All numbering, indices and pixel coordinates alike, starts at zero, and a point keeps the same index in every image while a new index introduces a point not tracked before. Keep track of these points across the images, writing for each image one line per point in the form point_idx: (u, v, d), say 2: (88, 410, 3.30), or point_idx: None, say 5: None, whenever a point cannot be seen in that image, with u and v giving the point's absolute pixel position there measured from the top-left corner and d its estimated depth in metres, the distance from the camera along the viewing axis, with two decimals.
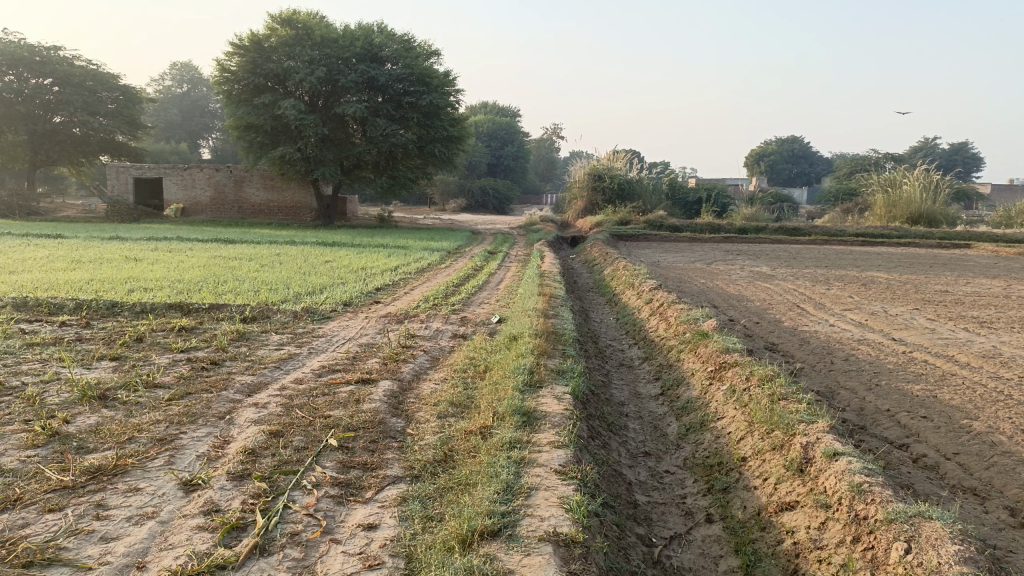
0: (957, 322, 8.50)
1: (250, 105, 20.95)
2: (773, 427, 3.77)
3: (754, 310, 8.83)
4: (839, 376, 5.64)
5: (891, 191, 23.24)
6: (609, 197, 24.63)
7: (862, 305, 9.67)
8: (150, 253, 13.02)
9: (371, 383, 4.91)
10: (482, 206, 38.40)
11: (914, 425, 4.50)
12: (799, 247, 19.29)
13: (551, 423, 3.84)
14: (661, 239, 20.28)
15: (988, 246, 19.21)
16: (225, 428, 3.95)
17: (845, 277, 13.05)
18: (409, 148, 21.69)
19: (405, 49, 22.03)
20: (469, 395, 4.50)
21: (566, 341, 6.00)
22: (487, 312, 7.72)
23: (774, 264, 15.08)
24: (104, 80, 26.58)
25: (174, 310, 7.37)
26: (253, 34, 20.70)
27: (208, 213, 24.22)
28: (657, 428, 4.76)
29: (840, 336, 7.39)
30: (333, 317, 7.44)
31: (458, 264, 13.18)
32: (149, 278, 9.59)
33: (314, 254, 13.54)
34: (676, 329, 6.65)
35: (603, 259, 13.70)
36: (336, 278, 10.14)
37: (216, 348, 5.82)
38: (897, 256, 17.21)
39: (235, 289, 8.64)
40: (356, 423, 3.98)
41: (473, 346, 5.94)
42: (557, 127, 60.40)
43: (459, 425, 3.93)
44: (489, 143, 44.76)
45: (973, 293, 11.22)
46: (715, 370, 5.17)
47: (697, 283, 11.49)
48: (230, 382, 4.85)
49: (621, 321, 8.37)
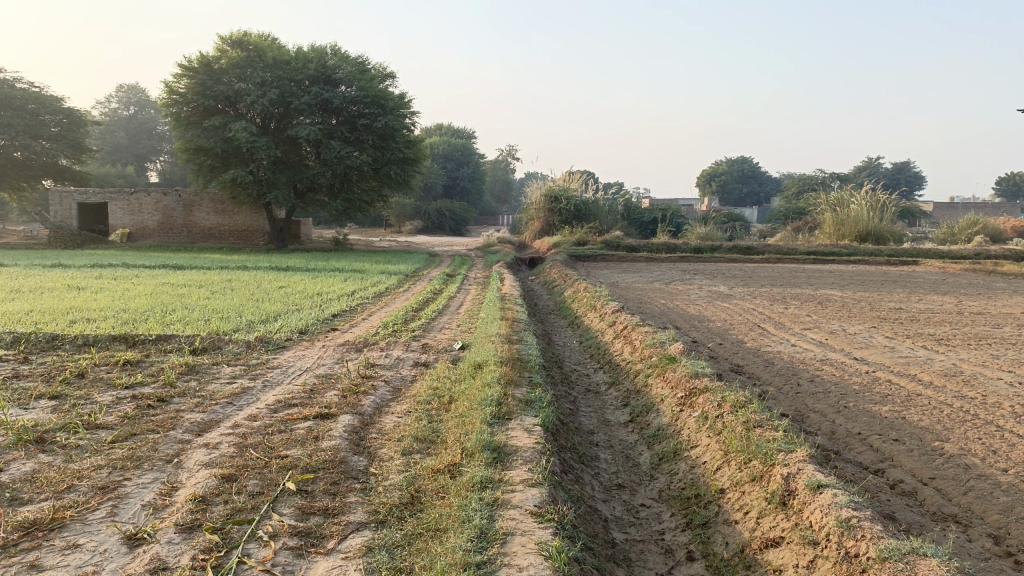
0: (915, 339, 8.58)
1: (199, 127, 20.52)
2: (751, 457, 3.65)
3: (716, 331, 8.80)
4: (807, 398, 5.58)
5: (839, 209, 23.74)
6: (566, 218, 24.67)
7: (821, 324, 9.73)
8: (94, 281, 12.52)
9: (331, 417, 4.68)
10: (438, 227, 38.21)
11: (887, 448, 4.44)
12: (754, 265, 19.53)
13: (523, 458, 3.67)
14: (618, 259, 20.34)
15: (934, 262, 19.72)
16: (173, 473, 3.69)
17: (801, 295, 13.19)
18: (364, 170, 21.42)
19: (359, 71, 21.84)
20: (434, 429, 4.31)
21: (531, 368, 5.84)
22: (449, 338, 7.54)
23: (731, 283, 15.19)
24: (46, 102, 25.82)
25: (118, 342, 7.02)
26: (202, 55, 20.29)
27: (157, 238, 23.55)
28: (628, 457, 4.61)
29: (803, 356, 7.37)
30: (288, 346, 7.16)
31: (416, 288, 12.97)
32: (92, 308, 9.17)
33: (267, 279, 13.18)
34: (641, 353, 6.55)
35: (563, 280, 13.62)
36: (290, 305, 9.84)
37: (165, 383, 5.51)
38: (849, 274, 17.53)
39: (184, 319, 8.29)
40: (315, 463, 3.76)
41: (436, 375, 5.73)
42: (512, 149, 60.74)
43: (425, 463, 3.74)
44: (445, 165, 44.70)
45: (926, 309, 11.41)
46: (684, 396, 5.06)
47: (657, 304, 11.46)
48: (179, 421, 4.57)
49: (585, 344, 8.25)
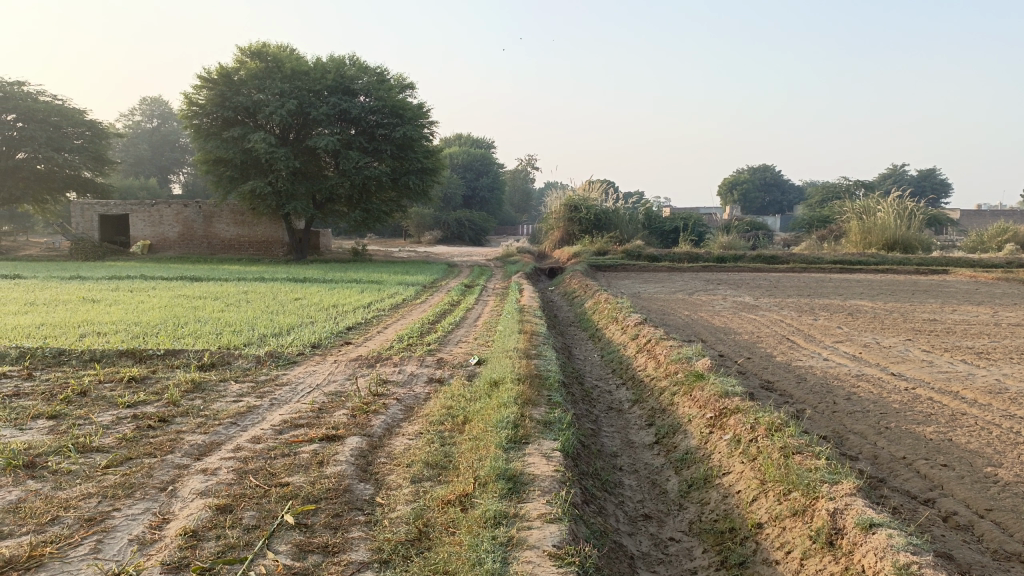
0: (953, 352, 8.18)
1: (219, 138, 20.48)
2: (791, 488, 3.34)
3: (743, 344, 8.44)
4: (845, 419, 5.23)
5: (865, 218, 23.22)
6: (585, 228, 24.37)
7: (853, 336, 9.33)
8: (109, 293, 12.42)
9: (338, 440, 4.41)
10: (458, 237, 38.05)
11: (935, 475, 4.10)
12: (778, 275, 19.08)
13: (541, 490, 3.38)
14: (639, 269, 19.97)
15: (965, 271, 19.17)
16: (166, 503, 3.44)
17: (829, 305, 12.77)
18: (383, 180, 21.26)
19: (377, 81, 21.75)
20: (446, 454, 4.02)
21: (551, 386, 5.54)
22: (465, 353, 7.26)
23: (756, 293, 14.79)
24: (69, 115, 25.96)
25: (125, 358, 6.82)
26: (222, 67, 20.30)
27: (177, 250, 23.55)
28: (655, 484, 4.31)
29: (836, 371, 7.01)
30: (299, 361, 6.92)
31: (433, 299, 12.73)
32: (104, 321, 9.01)
33: (284, 291, 13.02)
34: (666, 369, 6.23)
35: (583, 291, 13.31)
36: (304, 318, 9.64)
37: (168, 402, 5.28)
38: (877, 283, 17.05)
39: (195, 332, 8.10)
40: (317, 492, 3.49)
41: (451, 393, 5.44)
42: (532, 158, 60.61)
43: (436, 492, 3.45)
44: (464, 175, 44.59)
45: (961, 321, 10.96)
46: (714, 417, 4.74)
47: (680, 315, 11.12)
48: (178, 443, 4.33)
49: (606, 359, 7.93)
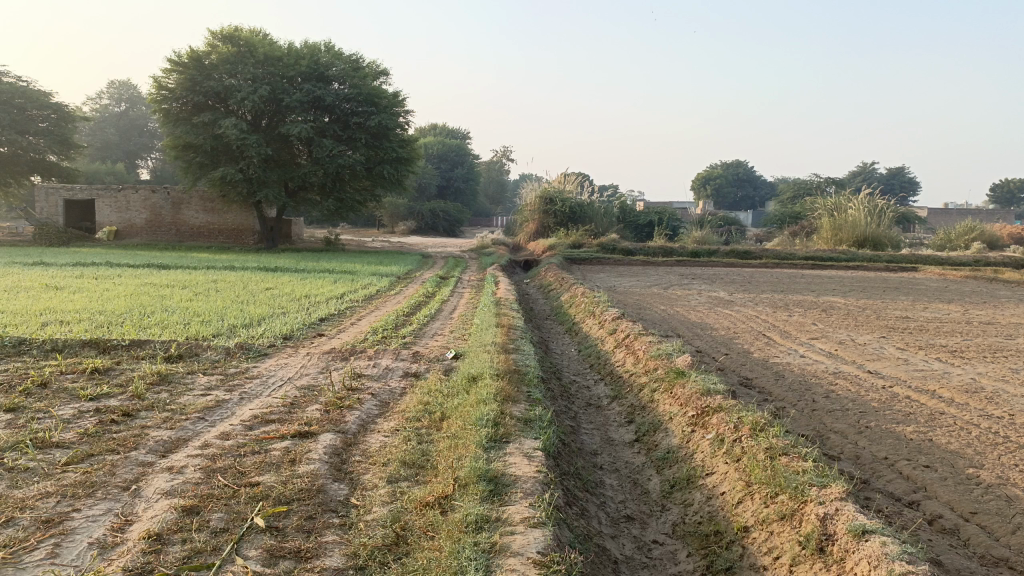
0: (927, 350, 8.22)
1: (189, 123, 20.04)
2: (778, 490, 3.27)
3: (720, 340, 8.41)
4: (825, 418, 5.19)
5: (837, 214, 23.41)
6: (561, 220, 24.31)
7: (828, 333, 9.35)
8: (74, 280, 12.07)
9: (311, 437, 4.25)
10: (432, 228, 37.79)
11: (918, 476, 4.06)
12: (752, 270, 19.19)
13: (523, 492, 3.27)
14: (615, 262, 19.95)
15: (934, 269, 19.43)
16: (129, 504, 3.27)
17: (803, 302, 12.84)
18: (357, 169, 20.99)
19: (352, 69, 21.43)
20: (424, 452, 3.89)
21: (529, 382, 5.43)
22: (441, 346, 7.12)
23: (731, 289, 14.82)
24: (34, 97, 25.25)
25: (88, 348, 6.59)
26: (192, 50, 19.85)
27: (144, 236, 23.04)
28: (636, 484, 4.22)
29: (814, 368, 6.99)
30: (270, 354, 6.73)
31: (407, 290, 12.56)
32: (67, 309, 8.73)
33: (255, 280, 12.76)
34: (646, 365, 6.15)
35: (559, 284, 13.21)
36: (276, 308, 9.43)
37: (133, 396, 5.08)
38: (849, 280, 17.19)
39: (163, 322, 7.87)
40: (289, 493, 3.34)
41: (427, 389, 5.31)
42: (507, 149, 60.49)
43: (414, 494, 3.33)
44: (439, 166, 44.30)
45: (932, 318, 11.05)
46: (696, 415, 4.67)
47: (657, 310, 11.07)
48: (142, 440, 4.14)
49: (583, 353, 7.84)
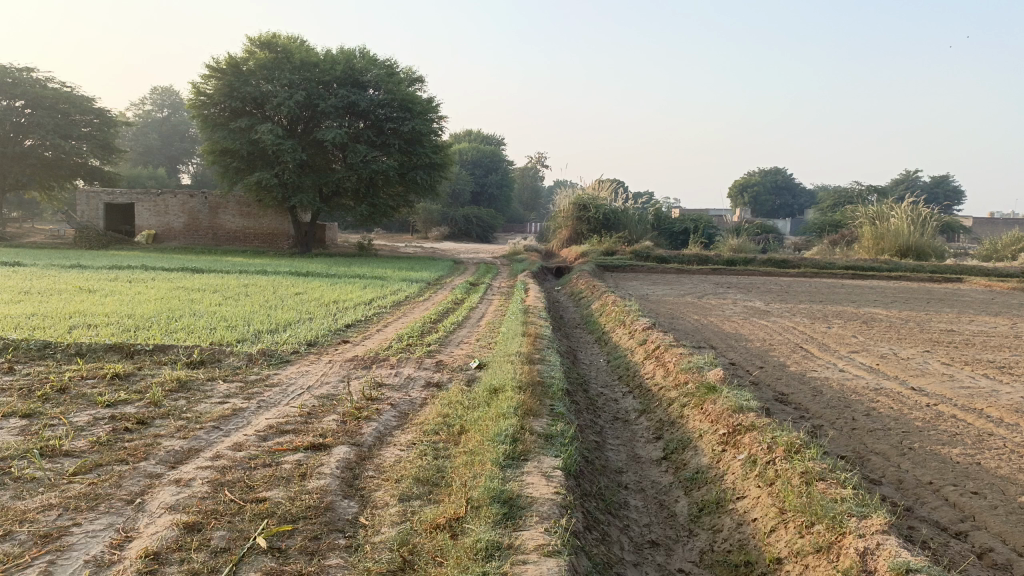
0: (974, 366, 7.84)
1: (226, 129, 20.25)
2: (814, 520, 3.05)
3: (755, 352, 8.13)
4: (866, 438, 4.92)
5: (878, 223, 22.79)
6: (594, 227, 24.07)
7: (869, 346, 8.99)
8: (107, 283, 12.18)
9: (325, 449, 4.12)
10: (465, 234, 37.79)
11: (966, 504, 3.78)
12: (789, 279, 18.76)
13: (539, 515, 3.09)
14: (648, 270, 19.66)
15: (980, 280, 18.80)
16: (131, 518, 3.16)
17: (843, 313, 12.44)
18: (390, 174, 20.99)
19: (387, 74, 21.47)
20: (439, 469, 3.74)
21: (554, 395, 5.24)
22: (466, 355, 6.96)
23: (767, 299, 14.45)
24: (77, 103, 25.76)
25: (113, 352, 6.56)
26: (230, 57, 20.07)
27: (181, 240, 23.33)
28: (662, 505, 4.02)
29: (854, 384, 6.68)
30: (292, 361, 6.63)
31: (437, 297, 12.44)
32: (97, 312, 8.76)
33: (284, 285, 12.77)
34: (676, 378, 5.93)
35: (590, 292, 12.98)
36: (302, 313, 9.36)
37: (150, 403, 5.00)
38: (891, 291, 16.69)
39: (189, 327, 7.83)
40: (295, 511, 3.20)
41: (449, 400, 5.14)
42: (542, 156, 60.52)
43: (425, 514, 3.17)
44: (473, 172, 44.34)
45: (979, 332, 10.61)
46: (728, 434, 4.43)
47: (690, 320, 10.81)
48: (153, 449, 4.05)
49: (612, 364, 7.63)
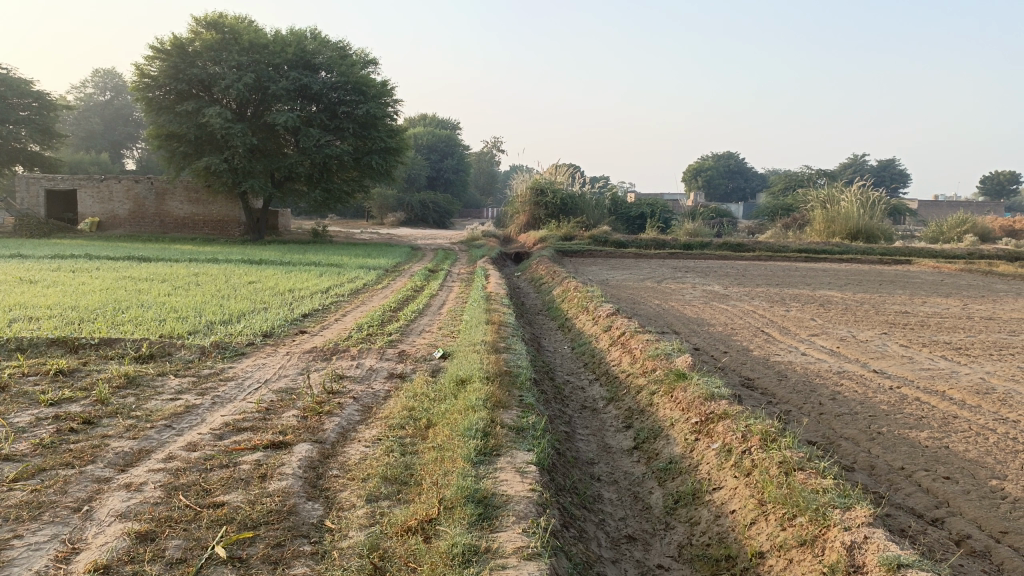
0: (932, 348, 7.95)
1: (172, 112, 19.58)
2: (796, 512, 2.99)
3: (718, 337, 8.13)
4: (835, 423, 4.90)
5: (829, 206, 23.15)
6: (552, 212, 23.99)
7: (828, 329, 9.06)
8: (49, 274, 11.66)
9: (285, 448, 3.93)
10: (421, 219, 37.40)
11: (938, 489, 3.77)
12: (745, 263, 18.93)
13: (516, 515, 2.97)
14: (606, 255, 19.65)
15: (928, 262, 19.22)
16: (78, 528, 2.94)
17: (800, 296, 12.56)
18: (345, 159, 20.56)
19: (340, 57, 20.99)
20: (407, 467, 3.58)
21: (522, 386, 5.12)
22: (429, 344, 6.79)
23: (725, 282, 14.53)
24: (14, 85, 24.66)
25: (56, 347, 6.23)
26: (175, 37, 19.36)
27: (127, 228, 22.57)
28: (636, 497, 3.93)
29: (817, 367, 6.70)
30: (248, 353, 6.38)
31: (395, 284, 12.22)
32: (38, 305, 8.35)
33: (237, 274, 12.39)
34: (643, 365, 5.85)
35: (551, 278, 12.87)
36: (257, 303, 9.07)
37: (97, 401, 4.73)
38: (844, 273, 16.95)
39: (137, 319, 7.51)
40: (256, 516, 3.01)
41: (413, 392, 4.98)
42: (497, 141, 60.22)
43: (395, 516, 3.02)
44: (429, 156, 43.83)
45: (932, 314, 10.80)
46: (700, 423, 4.36)
47: (651, 305, 10.79)
48: (101, 451, 3.81)
49: (577, 352, 7.54)
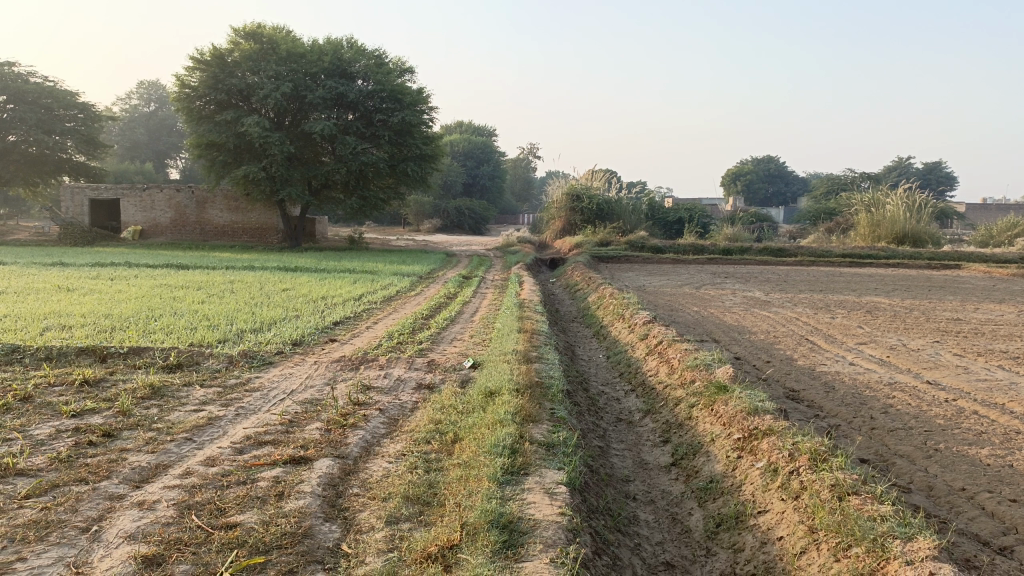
0: (988, 358, 7.53)
1: (211, 122, 19.79)
2: (851, 541, 2.75)
3: (760, 345, 7.81)
4: (887, 439, 4.60)
5: (874, 210, 22.50)
6: (588, 218, 23.72)
7: (876, 337, 8.67)
8: (88, 281, 11.77)
9: (306, 463, 3.77)
10: (457, 226, 37.42)
11: (1005, 513, 3.46)
12: (787, 268, 18.46)
13: (544, 543, 2.76)
14: (643, 260, 19.33)
15: (979, 266, 18.53)
16: (85, 550, 2.80)
17: (845, 302, 12.12)
18: (380, 166, 20.56)
19: (376, 65, 21.03)
20: (430, 486, 3.40)
21: (553, 398, 4.89)
22: (460, 354, 6.62)
23: (766, 288, 14.12)
24: (60, 97, 25.17)
25: (85, 356, 6.19)
26: (215, 48, 19.58)
27: (168, 236, 22.88)
28: (675, 520, 3.69)
29: (866, 378, 6.37)
30: (276, 363, 6.27)
31: (429, 291, 12.09)
32: (73, 313, 8.37)
33: (272, 281, 12.37)
34: (682, 376, 5.59)
35: (586, 284, 12.64)
36: (289, 311, 8.98)
37: (119, 413, 4.63)
38: (891, 278, 16.40)
39: (169, 327, 7.46)
40: (269, 540, 2.85)
41: (441, 404, 4.80)
42: (534, 147, 60.17)
43: (414, 541, 2.83)
44: (465, 163, 43.86)
45: (987, 321, 10.32)
46: (743, 439, 4.09)
47: (690, 312, 10.49)
48: (118, 466, 3.69)
49: (612, 361, 7.29)
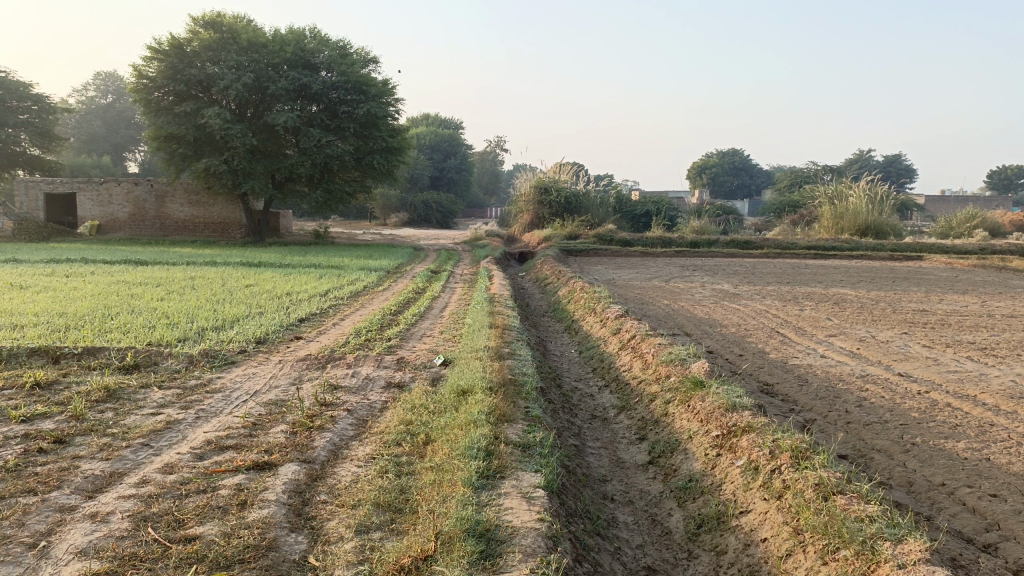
0: (956, 349, 7.57)
1: (171, 113, 19.29)
2: (838, 544, 2.67)
3: (732, 339, 7.77)
4: (864, 433, 4.55)
5: (837, 202, 22.76)
6: (556, 211, 23.64)
7: (846, 329, 8.69)
8: (43, 278, 11.37)
9: (270, 469, 3.60)
10: (425, 220, 37.11)
11: (986, 509, 3.42)
12: (753, 261, 18.57)
13: (523, 551, 2.64)
14: (612, 253, 19.29)
15: (940, 257, 18.83)
16: (30, 569, 2.61)
17: (813, 294, 12.19)
18: (346, 159, 20.22)
19: (340, 55, 20.66)
20: (402, 491, 3.25)
21: (527, 396, 4.76)
22: (430, 351, 6.45)
23: (734, 280, 14.15)
24: (13, 88, 24.37)
25: (37, 357, 5.92)
26: (173, 37, 19.06)
27: (128, 230, 22.30)
28: (655, 521, 3.60)
29: (838, 371, 6.35)
30: (239, 362, 6.05)
31: (396, 286, 11.88)
32: (25, 312, 8.03)
33: (234, 277, 12.06)
34: (656, 371, 5.51)
35: (556, 278, 12.53)
36: (252, 308, 8.73)
37: (72, 417, 4.40)
38: (856, 270, 16.57)
39: (126, 326, 7.19)
40: (231, 554, 2.68)
41: (412, 404, 4.65)
42: (501, 140, 59.94)
43: (386, 551, 2.69)
44: (432, 156, 43.51)
45: (951, 311, 10.43)
46: (721, 436, 4.01)
47: (661, 305, 10.43)
48: (69, 475, 3.48)
49: (585, 356, 7.19)
